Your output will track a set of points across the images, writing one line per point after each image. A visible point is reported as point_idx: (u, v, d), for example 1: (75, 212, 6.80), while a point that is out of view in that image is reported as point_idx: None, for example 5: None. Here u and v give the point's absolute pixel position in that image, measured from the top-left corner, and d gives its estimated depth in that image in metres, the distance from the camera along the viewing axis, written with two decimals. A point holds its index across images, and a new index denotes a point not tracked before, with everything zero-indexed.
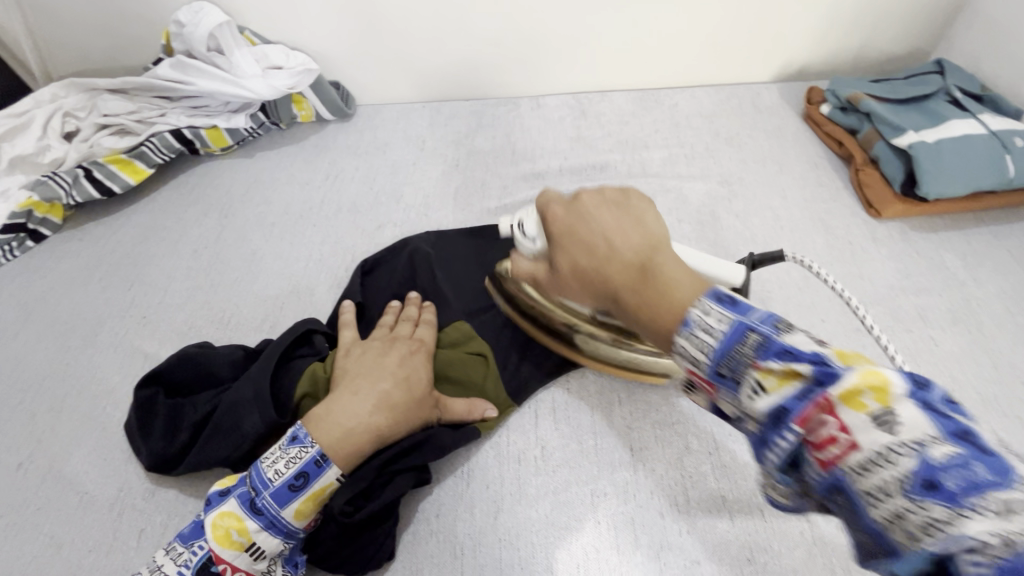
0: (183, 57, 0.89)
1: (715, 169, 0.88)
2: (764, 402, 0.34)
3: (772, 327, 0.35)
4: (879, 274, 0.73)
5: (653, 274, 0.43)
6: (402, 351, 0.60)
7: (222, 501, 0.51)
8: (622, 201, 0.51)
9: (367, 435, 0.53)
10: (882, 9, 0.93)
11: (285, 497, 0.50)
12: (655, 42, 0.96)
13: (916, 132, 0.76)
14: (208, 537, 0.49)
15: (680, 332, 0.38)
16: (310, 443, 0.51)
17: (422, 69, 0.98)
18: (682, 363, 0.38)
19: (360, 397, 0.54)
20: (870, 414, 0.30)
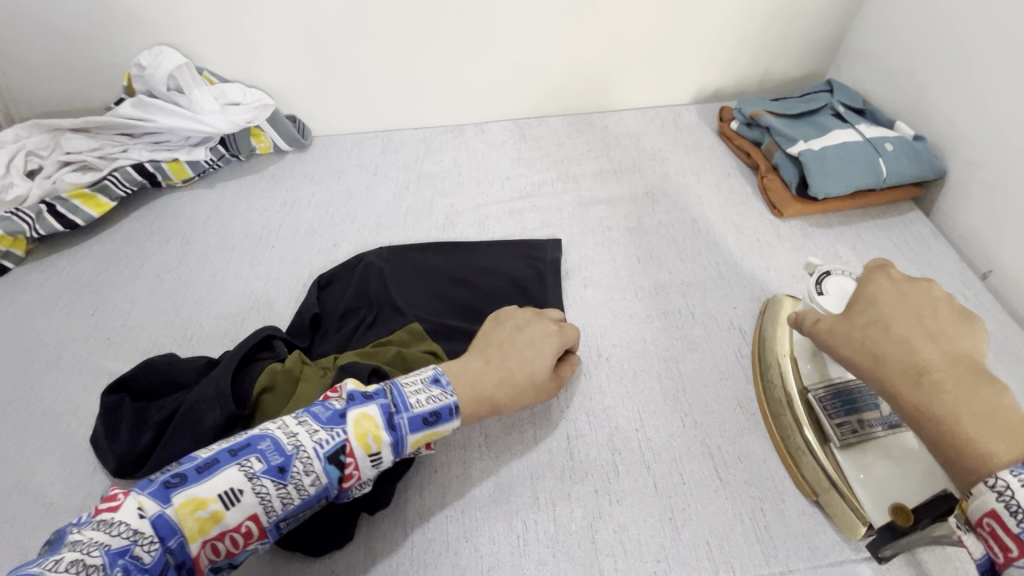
0: (145, 97, 0.95)
1: (641, 181, 0.97)
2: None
3: None
4: (783, 265, 0.83)
5: (967, 390, 0.48)
6: (537, 335, 0.67)
7: (366, 403, 0.55)
8: (955, 308, 0.53)
9: (484, 405, 0.61)
10: (778, 39, 1.06)
11: (418, 426, 0.56)
12: (584, 73, 1.07)
13: (805, 142, 0.88)
14: (348, 428, 0.52)
15: (1014, 471, 0.43)
16: (449, 392, 0.59)
17: (373, 101, 1.06)
18: (997, 499, 0.43)
19: (491, 368, 0.63)
20: None
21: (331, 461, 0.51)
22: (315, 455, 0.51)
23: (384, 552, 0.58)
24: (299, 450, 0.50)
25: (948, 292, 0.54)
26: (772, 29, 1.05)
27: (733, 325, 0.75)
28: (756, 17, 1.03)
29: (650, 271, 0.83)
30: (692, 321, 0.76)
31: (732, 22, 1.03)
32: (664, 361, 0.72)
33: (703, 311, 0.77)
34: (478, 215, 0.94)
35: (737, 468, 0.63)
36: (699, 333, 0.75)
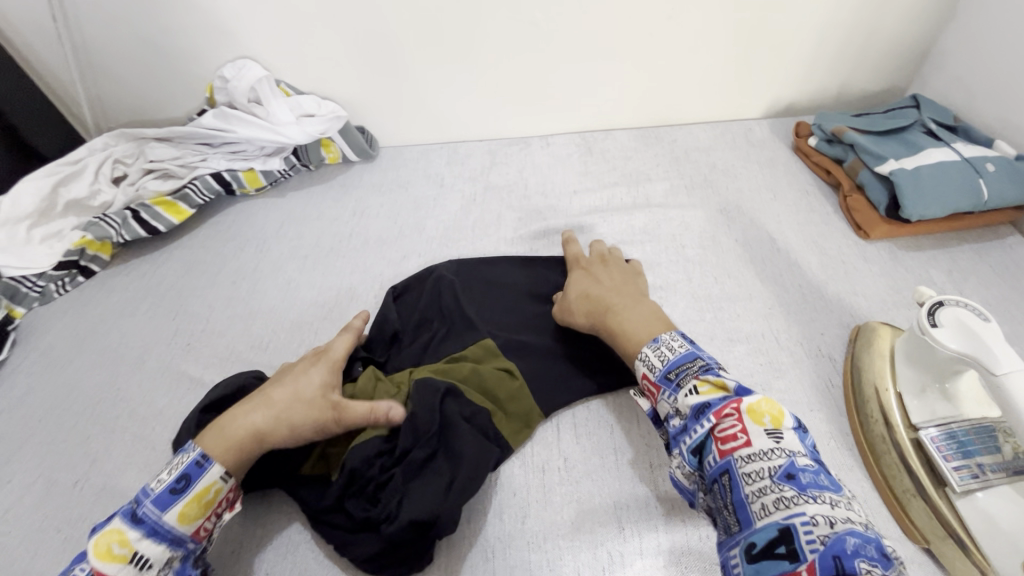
0: (226, 108, 0.98)
1: (713, 198, 0.95)
2: (693, 398, 0.55)
3: (712, 364, 0.58)
4: (871, 290, 0.79)
5: (636, 307, 0.68)
6: (303, 365, 0.64)
7: (106, 523, 0.52)
8: (632, 275, 0.76)
9: (248, 438, 0.58)
10: (860, 52, 1.02)
11: (165, 501, 0.52)
12: (654, 86, 1.05)
13: (896, 161, 0.83)
14: (88, 557, 0.50)
15: (650, 345, 0.62)
16: (193, 450, 0.56)
17: (441, 113, 1.07)
18: (643, 366, 0.60)
19: (254, 410, 0.59)
20: (765, 429, 0.50)
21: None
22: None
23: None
24: None
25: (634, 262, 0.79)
26: (854, 41, 1.01)
27: (821, 352, 0.72)
28: (838, 29, 0.99)
29: (728, 292, 0.80)
30: (777, 347, 0.73)
31: (811, 35, 0.99)
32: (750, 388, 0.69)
33: (788, 336, 0.74)
34: (546, 229, 0.93)
35: None
36: (785, 360, 0.71)
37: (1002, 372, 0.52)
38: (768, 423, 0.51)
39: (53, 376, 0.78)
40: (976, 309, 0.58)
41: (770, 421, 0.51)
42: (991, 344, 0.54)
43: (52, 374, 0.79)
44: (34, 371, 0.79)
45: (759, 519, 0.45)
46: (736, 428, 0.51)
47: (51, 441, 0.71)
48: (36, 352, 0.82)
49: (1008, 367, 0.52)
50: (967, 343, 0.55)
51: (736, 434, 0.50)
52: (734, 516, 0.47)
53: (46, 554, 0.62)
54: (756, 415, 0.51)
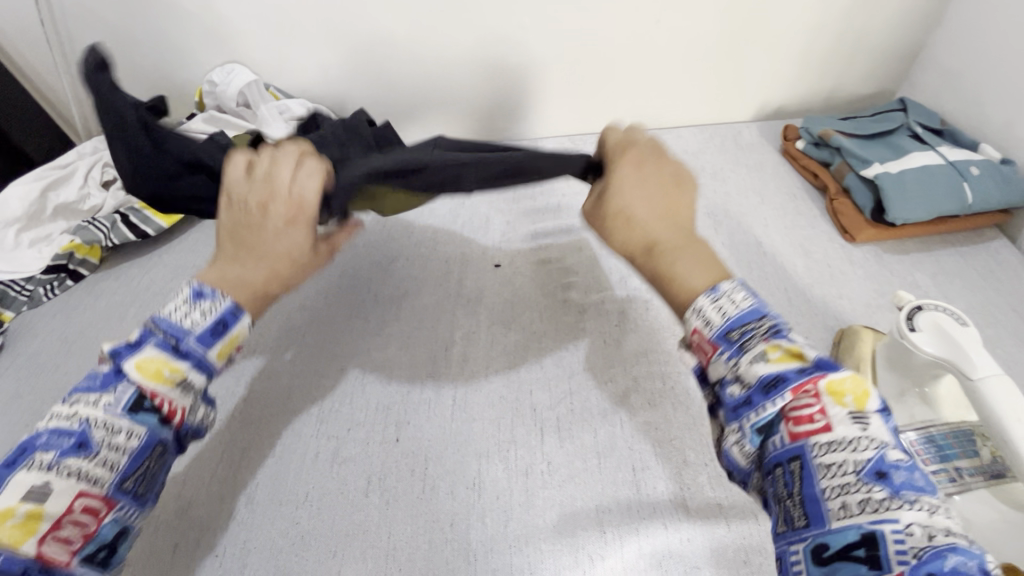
0: (216, 112, 0.98)
1: (701, 201, 0.95)
2: (764, 367, 0.43)
3: (782, 326, 0.46)
4: (856, 293, 0.79)
5: (692, 247, 0.54)
6: (305, 227, 0.59)
7: (137, 349, 0.49)
8: (666, 190, 0.65)
9: (257, 309, 0.56)
10: (847, 57, 1.03)
11: (207, 342, 0.52)
12: (643, 90, 1.05)
13: (881, 164, 0.84)
14: (131, 374, 0.47)
15: (707, 295, 0.49)
16: (217, 298, 0.53)
17: (430, 117, 1.08)
18: (696, 319, 0.48)
19: (252, 275, 0.55)
20: (848, 411, 0.41)
21: (137, 411, 0.47)
22: (111, 416, 0.46)
23: None
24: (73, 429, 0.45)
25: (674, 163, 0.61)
26: (841, 45, 1.01)
27: None
28: (826, 34, 0.99)
29: None
30: None
31: (799, 38, 0.99)
32: None
33: None
34: (534, 232, 0.93)
35: None
36: None
37: (977, 377, 0.53)
38: (849, 403, 0.41)
39: (40, 381, 0.78)
40: (953, 312, 0.59)
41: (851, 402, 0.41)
42: (968, 349, 0.55)
43: (39, 378, 0.79)
44: (21, 375, 0.79)
45: (836, 519, 0.37)
46: (809, 402, 0.41)
47: None
48: (24, 357, 0.82)
49: (984, 372, 0.53)
50: (945, 348, 0.56)
51: (811, 416, 0.41)
52: (802, 511, 0.39)
53: None
54: (837, 395, 0.41)
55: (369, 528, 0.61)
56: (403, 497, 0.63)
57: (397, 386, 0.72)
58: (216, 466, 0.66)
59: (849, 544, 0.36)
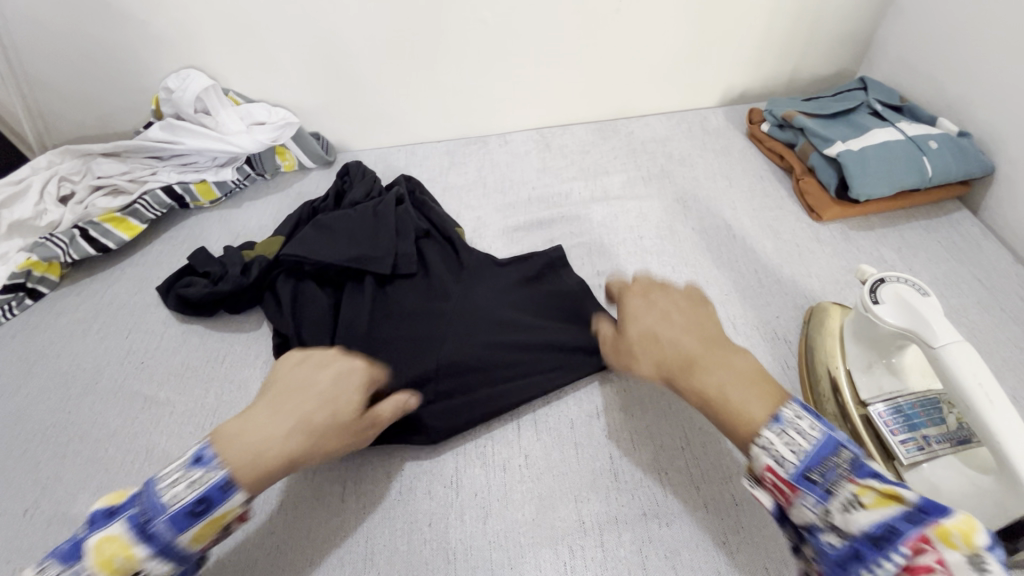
0: (173, 120, 0.95)
1: (671, 188, 0.95)
2: (862, 518, 0.42)
3: (858, 452, 0.46)
4: (824, 271, 0.80)
5: (724, 357, 0.54)
6: (330, 378, 0.56)
7: (108, 522, 0.47)
8: (697, 301, 0.61)
9: (273, 459, 0.50)
10: (807, 38, 1.04)
11: (181, 523, 0.47)
12: (609, 79, 1.05)
13: (844, 143, 0.85)
14: (87, 561, 0.45)
15: (772, 425, 0.48)
16: (216, 466, 0.48)
17: (396, 117, 1.06)
18: (766, 457, 0.47)
19: (275, 420, 0.52)
20: (966, 555, 0.40)
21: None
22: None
23: None
24: None
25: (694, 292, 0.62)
26: (801, 27, 1.02)
27: (776, 335, 0.73)
28: (786, 15, 1.00)
29: (685, 280, 0.80)
30: (733, 332, 0.73)
31: (760, 21, 1.00)
32: None
33: (744, 320, 0.75)
34: (505, 226, 0.93)
35: None
36: (741, 345, 0.72)
37: (939, 344, 0.53)
38: (962, 542, 0.40)
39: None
40: (914, 284, 0.59)
41: (964, 542, 0.40)
42: (929, 318, 0.55)
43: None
44: None
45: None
46: (926, 552, 0.41)
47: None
48: None
49: (945, 339, 0.53)
50: (906, 319, 0.57)
51: (932, 567, 0.40)
52: None
53: None
54: (953, 541, 0.40)
55: (345, 533, 0.60)
56: (379, 499, 0.62)
57: None
58: None
59: None
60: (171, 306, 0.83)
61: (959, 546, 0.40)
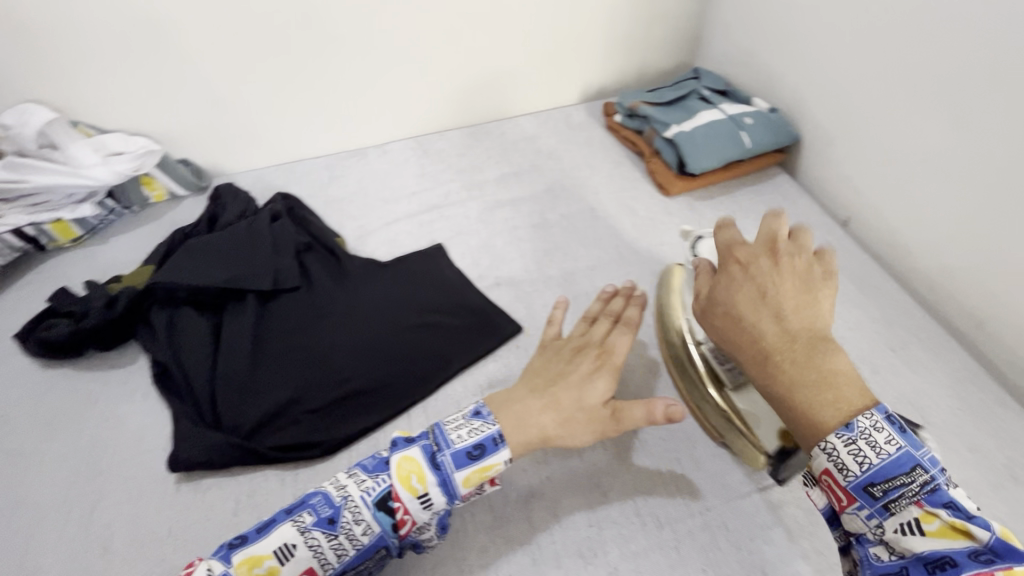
0: (14, 157, 0.89)
1: (540, 180, 1.03)
2: (921, 543, 0.44)
3: (942, 476, 0.45)
4: (674, 239, 0.90)
5: (793, 349, 0.51)
6: (591, 362, 0.63)
7: (409, 446, 0.57)
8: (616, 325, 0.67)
9: (535, 438, 0.58)
10: (645, 36, 1.16)
11: (463, 461, 0.55)
12: (475, 85, 1.12)
13: (678, 125, 0.96)
14: (392, 472, 0.55)
15: (841, 432, 0.47)
16: (491, 421, 0.59)
17: (268, 136, 1.06)
18: (829, 462, 0.47)
19: (542, 400, 0.60)
20: (968, 548, 0.42)
21: (380, 509, 0.54)
22: (363, 505, 0.54)
23: None
24: (349, 499, 0.55)
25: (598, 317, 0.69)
26: (638, 27, 1.14)
27: None
28: (623, 18, 1.11)
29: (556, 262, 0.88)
30: None
31: (601, 24, 1.11)
32: None
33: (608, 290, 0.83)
34: (387, 231, 0.96)
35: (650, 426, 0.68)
36: None
37: None
38: (964, 538, 0.43)
39: None
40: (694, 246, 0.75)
41: (964, 538, 0.43)
42: None
43: None
44: None
45: None
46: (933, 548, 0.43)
47: None
48: None
49: None
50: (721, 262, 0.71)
51: (932, 558, 0.43)
52: None
53: None
54: (953, 531, 0.43)
55: None
56: None
57: (257, 401, 0.71)
58: (67, 529, 0.63)
59: None
60: (30, 352, 0.78)
61: (958, 538, 0.43)
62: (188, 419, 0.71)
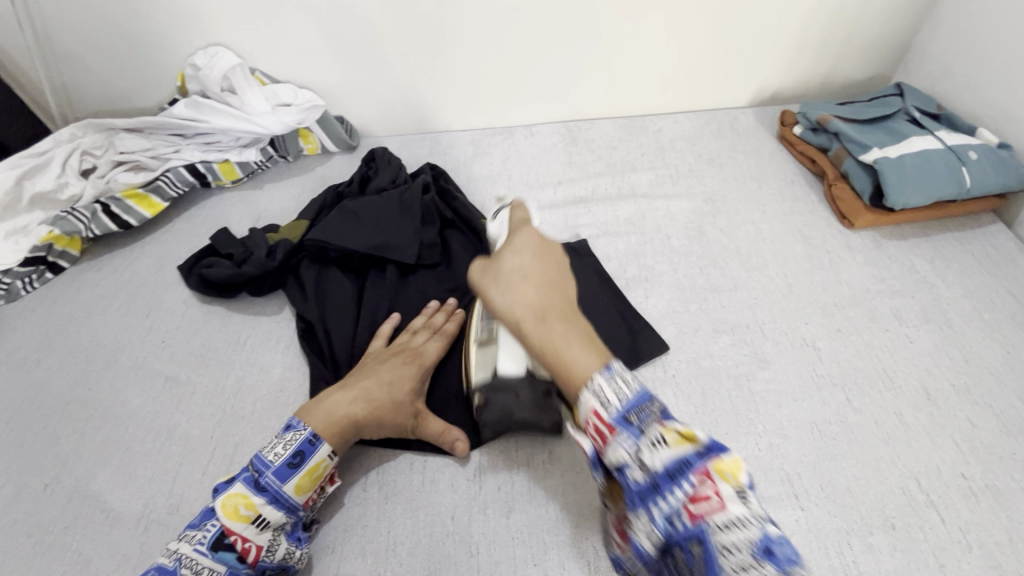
0: (198, 98, 0.94)
1: (699, 188, 0.94)
2: (665, 453, 0.48)
3: (666, 407, 0.52)
4: (857, 280, 0.79)
5: (574, 322, 0.60)
6: (395, 361, 0.66)
7: (228, 485, 0.56)
8: (559, 275, 0.65)
9: (344, 421, 0.60)
10: (845, 40, 1.02)
11: (284, 474, 0.56)
12: (639, 73, 1.03)
13: (880, 149, 0.83)
14: (218, 514, 0.54)
15: (602, 374, 0.54)
16: (303, 427, 0.59)
17: (421, 103, 1.05)
18: (595, 400, 0.52)
19: (346, 390, 0.62)
20: (735, 488, 0.46)
21: (218, 548, 0.53)
22: (199, 555, 0.52)
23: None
24: (183, 558, 0.52)
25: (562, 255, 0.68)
26: (839, 29, 1.00)
27: (805, 342, 0.72)
28: (825, 15, 0.97)
29: (713, 283, 0.79)
30: (762, 337, 0.72)
31: (797, 21, 0.98)
32: (734, 378, 0.69)
33: (773, 327, 0.74)
34: None
35: (815, 494, 0.59)
36: (769, 350, 0.71)
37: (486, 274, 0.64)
38: (733, 468, 0.47)
39: (21, 377, 0.76)
40: (495, 216, 0.78)
41: (733, 468, 0.47)
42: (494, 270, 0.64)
43: (20, 374, 0.76)
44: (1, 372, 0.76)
45: None
46: (707, 486, 0.46)
47: (19, 445, 0.69)
48: (4, 352, 0.79)
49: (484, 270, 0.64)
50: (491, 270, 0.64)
51: (709, 497, 0.46)
52: None
53: (15, 561, 0.60)
54: (730, 471, 0.47)
55: (368, 523, 0.60)
56: (401, 490, 0.62)
57: None
58: (210, 464, 0.66)
59: None
60: (191, 286, 0.82)
61: (731, 477, 0.46)
62: (325, 382, 0.71)
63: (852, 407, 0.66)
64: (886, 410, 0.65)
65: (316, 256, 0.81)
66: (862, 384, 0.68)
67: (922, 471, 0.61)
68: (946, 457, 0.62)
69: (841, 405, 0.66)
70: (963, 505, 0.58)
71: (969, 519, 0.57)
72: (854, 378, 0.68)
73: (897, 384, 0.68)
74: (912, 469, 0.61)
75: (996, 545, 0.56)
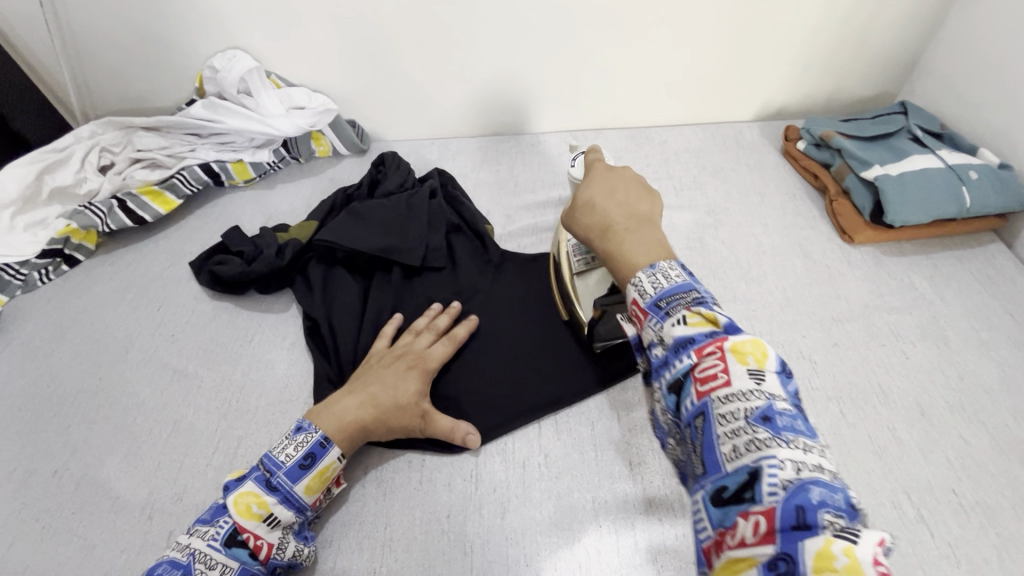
0: (215, 99, 0.97)
1: (702, 200, 0.95)
2: (680, 329, 0.48)
3: (706, 297, 0.50)
4: (855, 295, 0.80)
5: (639, 230, 0.59)
6: (402, 365, 0.67)
7: (241, 484, 0.58)
8: (641, 191, 0.64)
9: (352, 426, 0.61)
10: (851, 58, 1.03)
11: (296, 475, 0.58)
12: (646, 86, 1.05)
13: (882, 167, 0.84)
14: (231, 512, 0.55)
15: (645, 271, 0.54)
16: (314, 430, 0.60)
17: (432, 110, 1.07)
18: (727, 445, 0.41)
19: (353, 395, 0.64)
20: (749, 368, 0.44)
21: (231, 546, 0.54)
22: (212, 550, 0.53)
23: (444, 571, 0.57)
24: (196, 553, 0.53)
25: (639, 175, 0.66)
26: (845, 48, 1.01)
27: (802, 355, 0.73)
28: (831, 34, 0.99)
29: (712, 294, 0.80)
30: None
31: (803, 39, 0.99)
32: None
33: (770, 339, 0.75)
34: (534, 225, 0.93)
35: None
36: None
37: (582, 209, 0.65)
38: (755, 355, 0.44)
39: (35, 365, 0.78)
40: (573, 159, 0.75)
41: (755, 354, 0.44)
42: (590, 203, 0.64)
43: (34, 363, 0.78)
44: (16, 360, 0.78)
45: (726, 463, 0.41)
46: (715, 360, 0.45)
47: (31, 432, 0.71)
48: (19, 341, 0.81)
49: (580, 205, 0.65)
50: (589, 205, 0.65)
51: (720, 367, 0.44)
52: (704, 457, 0.43)
53: (23, 544, 0.62)
54: (746, 354, 0.44)
55: (366, 518, 0.61)
56: (399, 488, 0.63)
57: None
58: (215, 456, 0.68)
59: (738, 487, 0.39)
60: (202, 282, 0.84)
61: (749, 360, 0.44)
62: (327, 379, 0.73)
63: (846, 421, 0.66)
64: (881, 425, 0.66)
65: (323, 256, 0.83)
66: (856, 398, 0.68)
67: (913, 486, 0.61)
68: (938, 473, 0.62)
69: (836, 418, 0.67)
70: (953, 520, 0.59)
71: (959, 535, 0.58)
72: (849, 392, 0.69)
73: (892, 399, 0.68)
74: (904, 483, 0.62)
75: (985, 562, 0.57)
